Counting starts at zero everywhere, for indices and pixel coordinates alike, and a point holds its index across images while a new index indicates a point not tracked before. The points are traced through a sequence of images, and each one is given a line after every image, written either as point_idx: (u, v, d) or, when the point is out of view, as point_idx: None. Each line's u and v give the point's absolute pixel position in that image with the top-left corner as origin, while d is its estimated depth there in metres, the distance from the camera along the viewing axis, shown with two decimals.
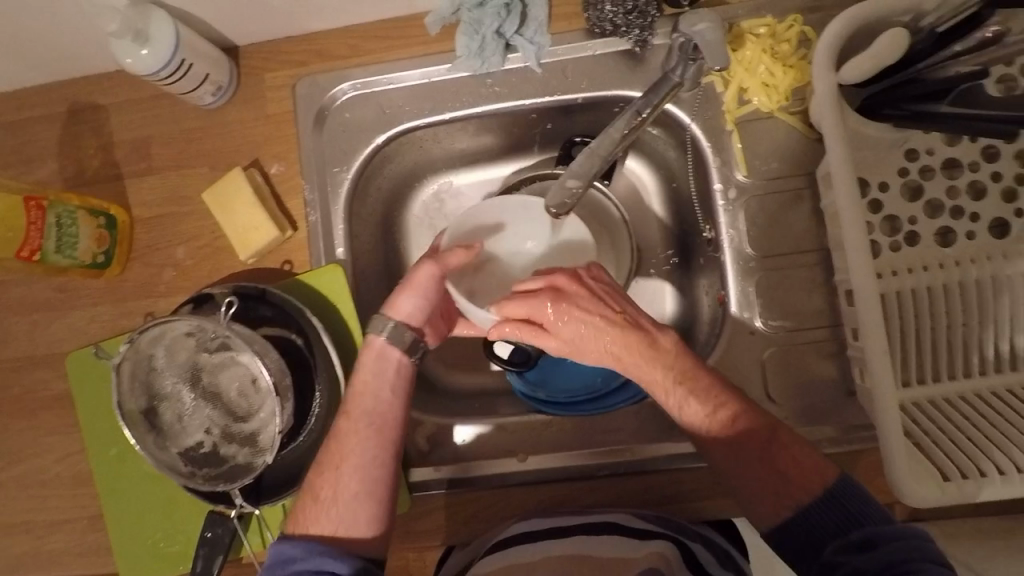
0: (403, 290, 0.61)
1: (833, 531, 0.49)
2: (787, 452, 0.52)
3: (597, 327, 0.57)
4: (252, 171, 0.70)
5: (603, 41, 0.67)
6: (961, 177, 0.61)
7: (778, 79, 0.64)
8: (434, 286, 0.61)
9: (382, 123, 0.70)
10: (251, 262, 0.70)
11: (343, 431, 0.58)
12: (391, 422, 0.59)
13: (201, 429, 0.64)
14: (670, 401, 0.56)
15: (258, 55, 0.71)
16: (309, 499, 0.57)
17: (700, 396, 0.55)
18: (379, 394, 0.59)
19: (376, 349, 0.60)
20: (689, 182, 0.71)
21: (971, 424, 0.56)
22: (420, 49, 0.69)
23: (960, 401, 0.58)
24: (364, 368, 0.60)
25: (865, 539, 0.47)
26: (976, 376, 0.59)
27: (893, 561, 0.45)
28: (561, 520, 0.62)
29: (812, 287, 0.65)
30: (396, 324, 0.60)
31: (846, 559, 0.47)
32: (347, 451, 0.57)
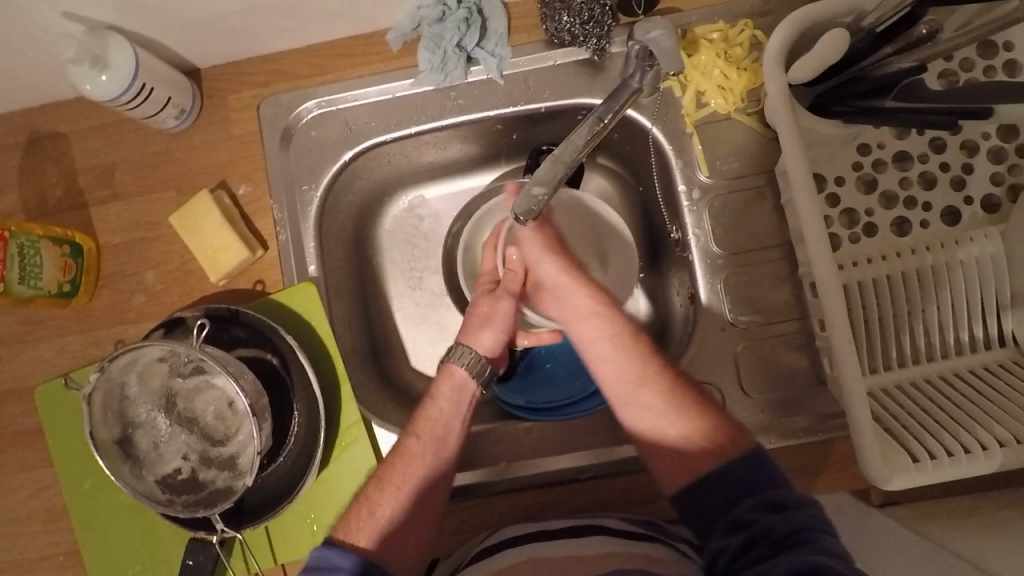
0: (485, 324, 0.64)
1: (749, 492, 0.51)
2: (721, 432, 0.54)
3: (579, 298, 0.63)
4: (219, 193, 0.69)
5: (562, 51, 0.68)
6: (913, 169, 0.64)
7: (733, 81, 0.66)
8: (510, 319, 0.65)
9: (349, 140, 0.70)
10: (222, 284, 0.70)
11: (410, 452, 0.59)
12: (454, 451, 0.60)
13: (178, 455, 0.64)
14: (615, 365, 0.59)
15: (220, 78, 0.71)
16: (364, 512, 0.57)
17: (646, 371, 0.58)
18: (447, 418, 0.61)
19: (457, 379, 0.62)
20: (654, 185, 0.72)
21: (935, 406, 0.57)
22: (382, 66, 0.70)
23: (924, 384, 0.60)
24: (442, 396, 0.62)
25: (777, 501, 0.49)
26: (938, 359, 0.61)
27: (818, 540, 0.46)
28: (545, 524, 0.62)
29: (778, 281, 0.67)
30: (478, 356, 0.63)
31: (758, 517, 0.49)
32: (411, 473, 0.58)
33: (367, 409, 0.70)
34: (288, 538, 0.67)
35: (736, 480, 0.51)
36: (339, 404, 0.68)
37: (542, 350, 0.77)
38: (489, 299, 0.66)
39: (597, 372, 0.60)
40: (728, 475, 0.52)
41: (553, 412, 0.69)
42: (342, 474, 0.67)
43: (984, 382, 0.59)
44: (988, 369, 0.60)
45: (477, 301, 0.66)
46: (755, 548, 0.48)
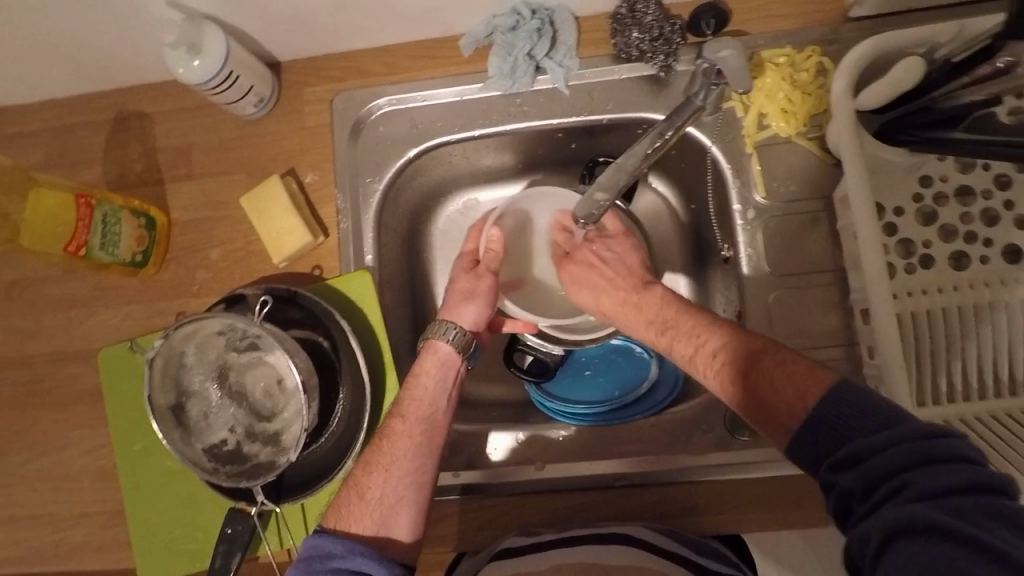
0: (467, 299, 0.66)
1: (824, 452, 0.44)
2: (795, 378, 0.48)
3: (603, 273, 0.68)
4: (288, 179, 0.73)
5: (629, 66, 0.69)
6: (974, 205, 0.63)
7: (796, 106, 0.66)
8: (492, 295, 0.67)
9: (415, 138, 0.73)
10: (283, 266, 0.73)
11: (396, 432, 0.60)
12: (440, 428, 0.61)
13: (226, 427, 0.66)
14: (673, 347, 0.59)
15: (298, 71, 0.75)
16: (353, 495, 0.58)
17: (699, 343, 0.56)
18: (432, 397, 0.62)
19: (439, 356, 0.63)
20: (708, 203, 0.73)
21: (986, 444, 0.56)
22: (453, 69, 0.73)
23: (976, 422, 0.59)
24: (424, 372, 0.63)
25: (850, 456, 0.42)
26: (992, 398, 0.60)
27: (913, 488, 0.38)
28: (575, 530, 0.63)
29: (829, 307, 0.66)
30: (461, 329, 0.64)
31: (838, 478, 0.42)
32: (398, 454, 0.59)
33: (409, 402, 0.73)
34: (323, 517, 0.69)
35: (806, 443, 0.45)
36: (383, 390, 0.70)
37: (582, 356, 0.77)
38: (464, 275, 0.68)
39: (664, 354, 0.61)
40: (806, 435, 0.45)
41: (596, 416, 0.71)
42: None
43: None
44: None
45: (457, 277, 0.68)
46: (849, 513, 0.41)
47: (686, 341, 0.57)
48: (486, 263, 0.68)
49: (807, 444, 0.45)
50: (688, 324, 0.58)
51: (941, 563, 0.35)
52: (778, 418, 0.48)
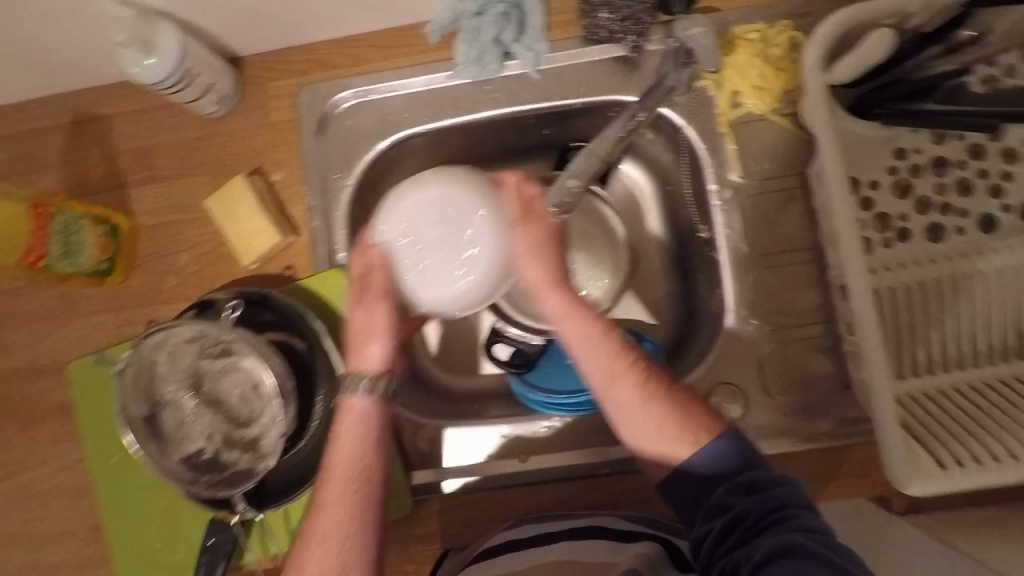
0: (365, 338, 0.55)
1: (722, 476, 0.50)
2: (697, 418, 0.51)
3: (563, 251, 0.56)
4: (254, 178, 0.70)
5: (599, 48, 0.68)
6: (950, 175, 0.63)
7: (770, 82, 0.65)
8: (393, 325, 0.55)
9: (383, 130, 0.71)
10: (254, 268, 0.70)
11: (325, 502, 0.52)
12: (373, 487, 0.53)
13: (203, 436, 0.66)
14: (618, 362, 0.52)
15: (261, 65, 0.72)
16: None
17: (641, 374, 0.52)
18: (358, 457, 0.53)
19: (357, 412, 0.54)
20: (683, 183, 0.72)
21: (962, 415, 0.57)
22: (420, 57, 0.71)
23: (954, 393, 0.60)
24: (343, 433, 0.53)
25: (751, 481, 0.49)
26: (968, 368, 0.61)
27: (795, 517, 0.47)
28: (549, 525, 0.62)
29: (806, 283, 0.66)
30: (370, 377, 0.54)
31: (734, 500, 0.48)
32: (329, 528, 0.51)
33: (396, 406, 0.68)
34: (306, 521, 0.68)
35: (710, 468, 0.50)
36: None
37: None
38: (359, 303, 0.55)
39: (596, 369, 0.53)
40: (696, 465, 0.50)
41: (585, 403, 0.67)
42: None
43: (1015, 394, 0.58)
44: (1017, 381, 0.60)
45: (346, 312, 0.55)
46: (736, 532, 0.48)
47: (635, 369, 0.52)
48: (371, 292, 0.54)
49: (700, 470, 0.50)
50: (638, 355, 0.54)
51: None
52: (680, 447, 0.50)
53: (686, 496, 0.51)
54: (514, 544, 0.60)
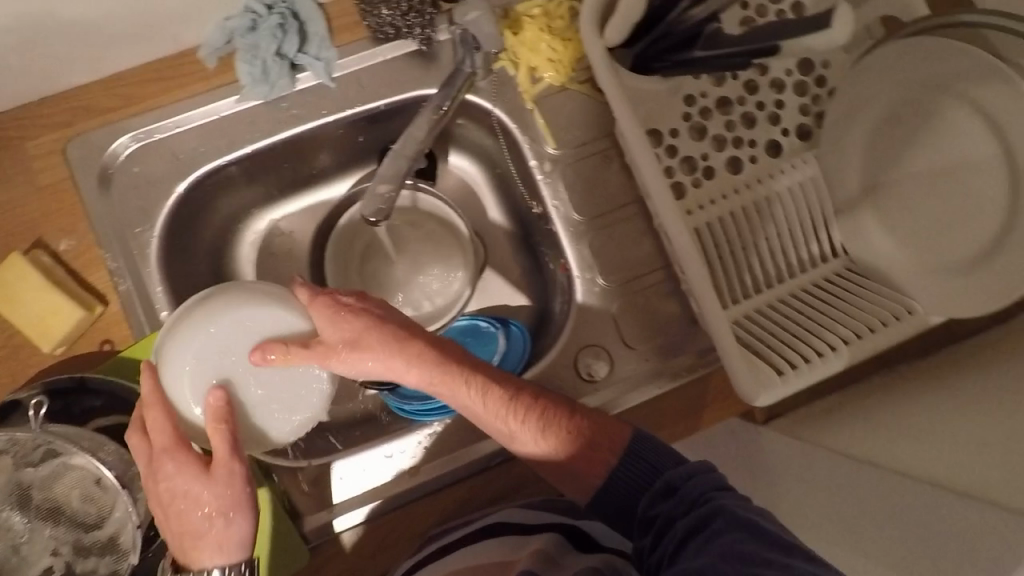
0: (192, 502, 0.47)
1: (641, 487, 0.54)
2: (603, 434, 0.57)
3: (387, 328, 0.54)
4: (36, 253, 0.62)
5: (390, 45, 0.67)
6: (735, 111, 0.69)
7: (561, 53, 0.67)
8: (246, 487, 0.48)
9: (179, 170, 0.65)
10: (61, 353, 0.62)
11: None
12: None
13: (47, 553, 0.58)
14: (484, 403, 0.56)
15: (12, 124, 0.63)
16: None
17: (513, 399, 0.56)
18: None
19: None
20: (507, 164, 0.73)
21: (792, 317, 0.64)
22: (200, 86, 0.65)
23: (781, 302, 0.66)
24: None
25: (667, 487, 0.52)
26: (788, 277, 0.67)
27: (713, 498, 0.49)
28: (443, 539, 0.61)
29: (638, 235, 0.70)
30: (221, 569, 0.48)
31: (659, 510, 0.51)
32: None
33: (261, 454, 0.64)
34: None
35: (626, 488, 0.54)
36: None
37: None
38: (174, 475, 0.47)
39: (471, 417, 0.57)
40: (631, 475, 0.54)
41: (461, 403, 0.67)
42: None
43: (827, 292, 0.66)
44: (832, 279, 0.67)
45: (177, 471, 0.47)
46: (661, 537, 0.50)
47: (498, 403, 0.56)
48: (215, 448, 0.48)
49: (620, 484, 0.54)
50: (499, 379, 0.57)
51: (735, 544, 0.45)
52: (594, 473, 0.55)
53: (612, 506, 0.55)
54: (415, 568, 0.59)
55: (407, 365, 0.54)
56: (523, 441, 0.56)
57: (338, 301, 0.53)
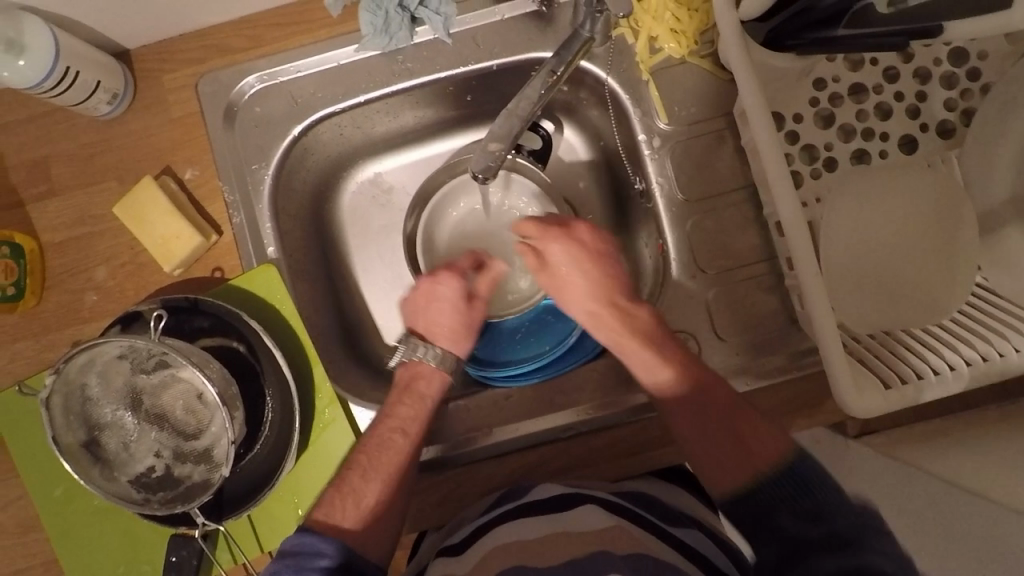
0: (342, 500, 0.59)
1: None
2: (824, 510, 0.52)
3: (447, 323, 0.67)
4: (164, 179, 0.66)
5: (509, 4, 0.65)
6: (868, 101, 0.64)
7: (686, 24, 0.64)
8: (373, 493, 0.59)
9: (296, 113, 0.67)
10: (178, 274, 0.67)
11: (376, 459, 0.60)
12: (396, 514, 0.60)
13: (151, 454, 0.62)
14: (368, 475, 0.60)
15: (152, 57, 0.67)
16: (342, 497, 0.59)
17: (382, 455, 0.60)
18: (396, 499, 0.60)
19: (353, 516, 0.58)
20: (614, 136, 0.71)
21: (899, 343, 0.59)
22: (323, 32, 0.67)
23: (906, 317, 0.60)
24: (356, 508, 0.58)
25: (814, 510, 0.52)
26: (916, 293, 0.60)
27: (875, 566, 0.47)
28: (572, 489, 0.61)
29: (744, 223, 0.67)
30: (356, 519, 0.58)
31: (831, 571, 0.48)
32: (372, 467, 0.60)
33: (343, 390, 0.68)
34: (274, 528, 0.66)
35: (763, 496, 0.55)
36: (312, 385, 0.66)
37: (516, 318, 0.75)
38: (372, 430, 0.62)
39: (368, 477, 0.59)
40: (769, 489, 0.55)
41: (533, 373, 0.70)
42: (325, 457, 0.66)
43: (953, 324, 0.59)
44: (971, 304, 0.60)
45: (364, 458, 0.61)
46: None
47: (379, 471, 0.60)
48: (387, 424, 0.62)
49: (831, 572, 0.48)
50: (385, 461, 0.60)
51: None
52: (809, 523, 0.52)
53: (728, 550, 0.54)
54: (532, 507, 0.60)
55: (370, 446, 0.61)
56: (400, 482, 0.60)
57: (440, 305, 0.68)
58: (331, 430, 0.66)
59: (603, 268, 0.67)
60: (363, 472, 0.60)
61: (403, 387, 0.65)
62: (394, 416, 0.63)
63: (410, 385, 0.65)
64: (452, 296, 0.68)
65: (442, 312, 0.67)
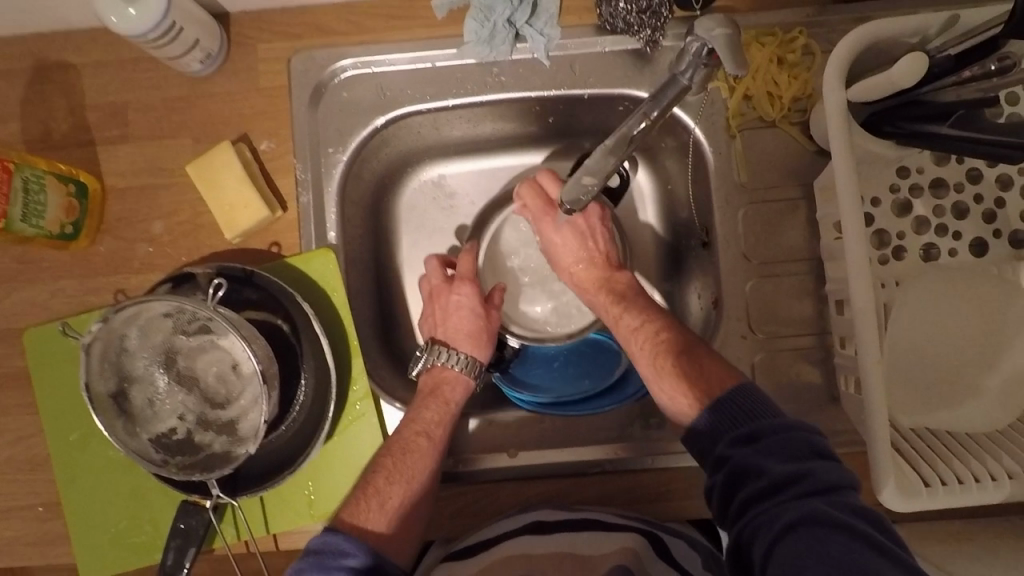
0: (372, 505, 0.58)
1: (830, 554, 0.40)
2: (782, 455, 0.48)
3: (469, 325, 0.67)
4: (240, 146, 0.66)
5: (612, 38, 0.66)
6: (947, 197, 0.64)
7: (783, 88, 0.65)
8: (405, 499, 0.59)
9: (382, 105, 0.67)
10: (235, 241, 0.66)
11: (405, 462, 0.60)
12: (416, 519, 0.60)
13: (175, 416, 0.61)
14: (396, 477, 0.59)
15: (250, 24, 0.67)
16: (372, 500, 0.58)
17: (413, 454, 0.60)
18: (420, 502, 0.60)
19: (381, 521, 0.57)
20: (686, 185, 0.72)
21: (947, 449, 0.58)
22: (425, 31, 0.67)
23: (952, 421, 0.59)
24: (388, 511, 0.58)
25: (751, 434, 0.49)
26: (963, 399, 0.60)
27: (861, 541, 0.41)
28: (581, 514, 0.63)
29: (802, 294, 0.67)
30: (388, 526, 0.57)
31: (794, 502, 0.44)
32: (403, 470, 0.59)
33: (377, 386, 0.68)
34: (284, 510, 0.65)
35: (714, 425, 0.52)
36: (348, 377, 0.66)
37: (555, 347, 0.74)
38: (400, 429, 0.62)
39: (394, 481, 0.59)
40: (720, 411, 0.52)
41: (568, 407, 0.69)
42: (346, 451, 0.66)
43: (1002, 436, 0.58)
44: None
45: (389, 460, 0.60)
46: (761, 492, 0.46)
47: (411, 474, 0.59)
48: (416, 422, 0.62)
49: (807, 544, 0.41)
50: (414, 465, 0.60)
51: (826, 546, 0.41)
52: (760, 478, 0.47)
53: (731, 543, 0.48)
54: (543, 528, 0.61)
55: (398, 448, 0.60)
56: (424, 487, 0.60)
57: (462, 307, 0.68)
58: (359, 424, 0.66)
59: (594, 240, 0.67)
60: (393, 476, 0.59)
61: (427, 389, 0.64)
62: (420, 415, 0.62)
63: (433, 391, 0.64)
64: (468, 298, 0.68)
65: (463, 312, 0.68)
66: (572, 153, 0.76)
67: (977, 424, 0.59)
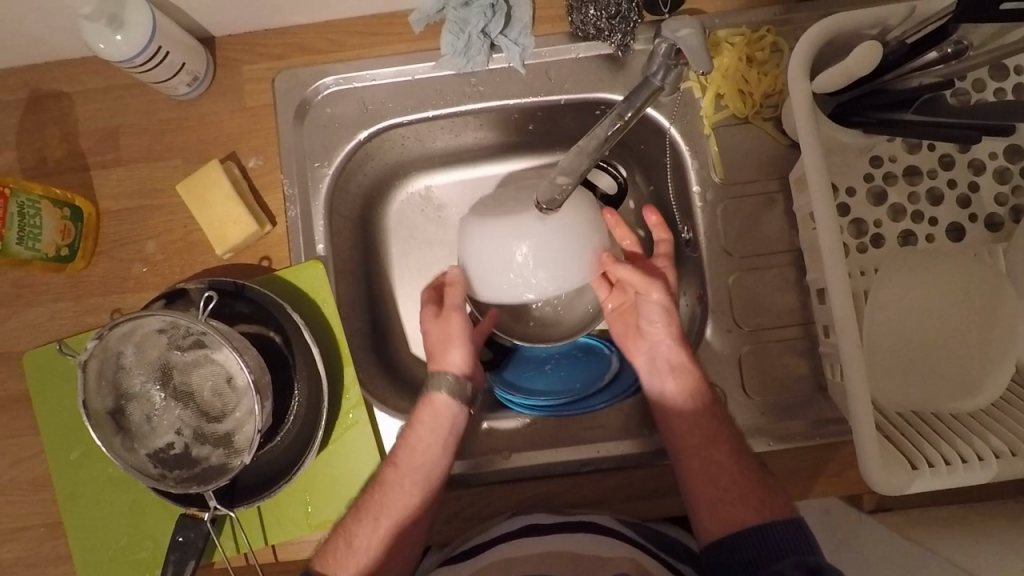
0: (345, 548, 0.60)
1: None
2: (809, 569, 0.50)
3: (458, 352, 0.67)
4: (229, 164, 0.68)
5: (585, 45, 0.68)
6: (921, 184, 0.66)
7: (752, 86, 0.67)
8: (381, 538, 0.60)
9: (365, 119, 0.69)
10: (227, 257, 0.68)
11: (379, 501, 0.61)
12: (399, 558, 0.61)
13: (171, 430, 0.62)
14: (370, 520, 0.60)
15: (235, 47, 0.70)
16: (342, 542, 0.60)
17: (387, 494, 0.61)
18: (401, 538, 0.61)
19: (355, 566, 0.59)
20: (667, 184, 0.73)
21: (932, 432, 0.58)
22: (403, 46, 0.69)
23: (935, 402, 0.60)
24: (362, 556, 0.59)
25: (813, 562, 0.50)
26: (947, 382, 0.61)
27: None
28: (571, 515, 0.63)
29: (785, 285, 0.68)
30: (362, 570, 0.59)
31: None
32: (373, 509, 0.61)
33: (369, 394, 0.69)
34: (283, 520, 0.66)
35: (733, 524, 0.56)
36: (341, 387, 0.67)
37: (547, 350, 0.75)
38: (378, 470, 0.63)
39: (368, 522, 0.60)
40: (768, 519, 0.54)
41: (556, 406, 0.69)
42: (341, 458, 0.67)
43: (988, 416, 0.59)
44: (1007, 395, 0.60)
45: (366, 502, 0.62)
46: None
47: (382, 515, 0.60)
48: (394, 459, 0.62)
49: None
50: (386, 504, 0.61)
51: None
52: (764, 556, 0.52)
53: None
54: (539, 529, 0.61)
55: (373, 491, 0.62)
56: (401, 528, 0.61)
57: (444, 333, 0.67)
58: (354, 432, 0.67)
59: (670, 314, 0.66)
60: (366, 517, 0.61)
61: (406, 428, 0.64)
62: (401, 454, 0.63)
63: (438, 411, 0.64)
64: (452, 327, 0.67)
65: (447, 340, 0.66)
66: (555, 159, 0.78)
67: (962, 405, 0.60)
